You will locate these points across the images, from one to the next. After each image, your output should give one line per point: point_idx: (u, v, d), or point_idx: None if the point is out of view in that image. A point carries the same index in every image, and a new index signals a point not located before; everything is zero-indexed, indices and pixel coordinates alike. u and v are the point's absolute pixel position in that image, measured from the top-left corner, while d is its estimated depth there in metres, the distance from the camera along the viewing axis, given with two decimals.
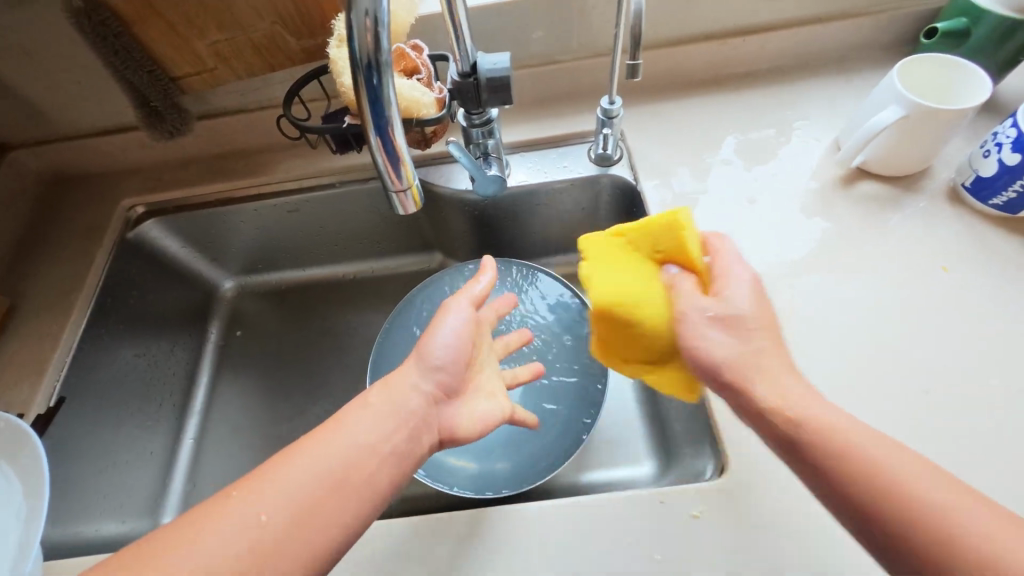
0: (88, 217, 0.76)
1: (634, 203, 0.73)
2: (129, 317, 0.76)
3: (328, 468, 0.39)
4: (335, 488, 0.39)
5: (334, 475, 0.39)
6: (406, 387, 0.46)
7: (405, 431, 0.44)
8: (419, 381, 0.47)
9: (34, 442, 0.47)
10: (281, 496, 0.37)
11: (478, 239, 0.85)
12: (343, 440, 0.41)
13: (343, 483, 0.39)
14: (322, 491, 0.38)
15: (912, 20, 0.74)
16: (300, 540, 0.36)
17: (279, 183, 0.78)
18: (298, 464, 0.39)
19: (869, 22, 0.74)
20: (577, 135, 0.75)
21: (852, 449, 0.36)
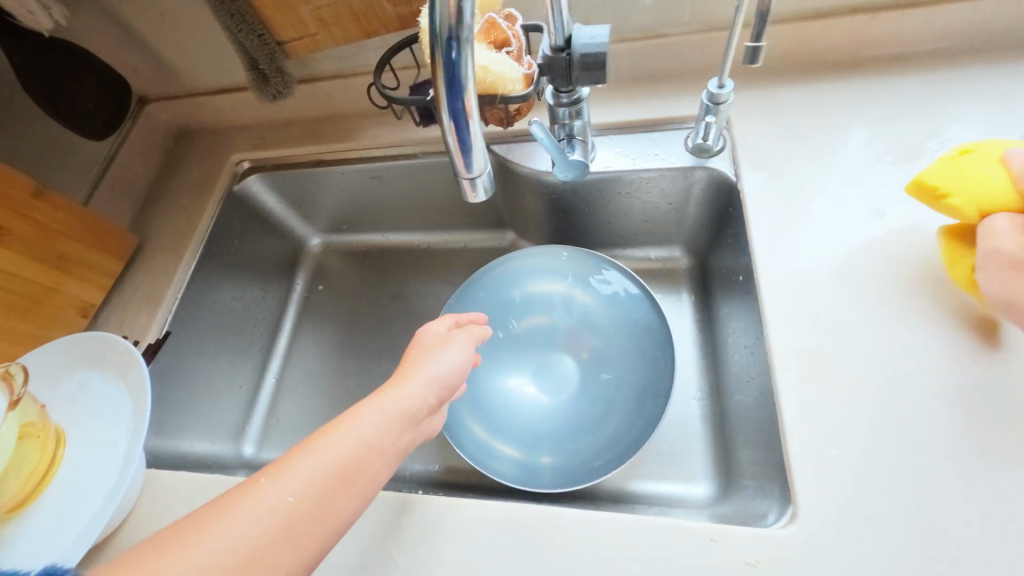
0: (203, 169, 0.84)
1: (731, 202, 0.65)
2: (231, 262, 0.84)
3: (337, 458, 0.40)
4: (349, 482, 0.40)
5: (350, 470, 0.40)
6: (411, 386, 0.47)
7: (411, 431, 0.45)
8: (433, 386, 0.49)
9: (142, 369, 0.53)
10: (306, 477, 0.38)
11: (552, 223, 0.83)
12: (355, 431, 0.42)
13: (356, 477, 0.40)
14: (338, 484, 0.39)
15: None
16: (316, 526, 0.38)
17: (367, 149, 0.80)
18: (308, 459, 0.39)
19: None
20: (676, 120, 0.68)
21: None
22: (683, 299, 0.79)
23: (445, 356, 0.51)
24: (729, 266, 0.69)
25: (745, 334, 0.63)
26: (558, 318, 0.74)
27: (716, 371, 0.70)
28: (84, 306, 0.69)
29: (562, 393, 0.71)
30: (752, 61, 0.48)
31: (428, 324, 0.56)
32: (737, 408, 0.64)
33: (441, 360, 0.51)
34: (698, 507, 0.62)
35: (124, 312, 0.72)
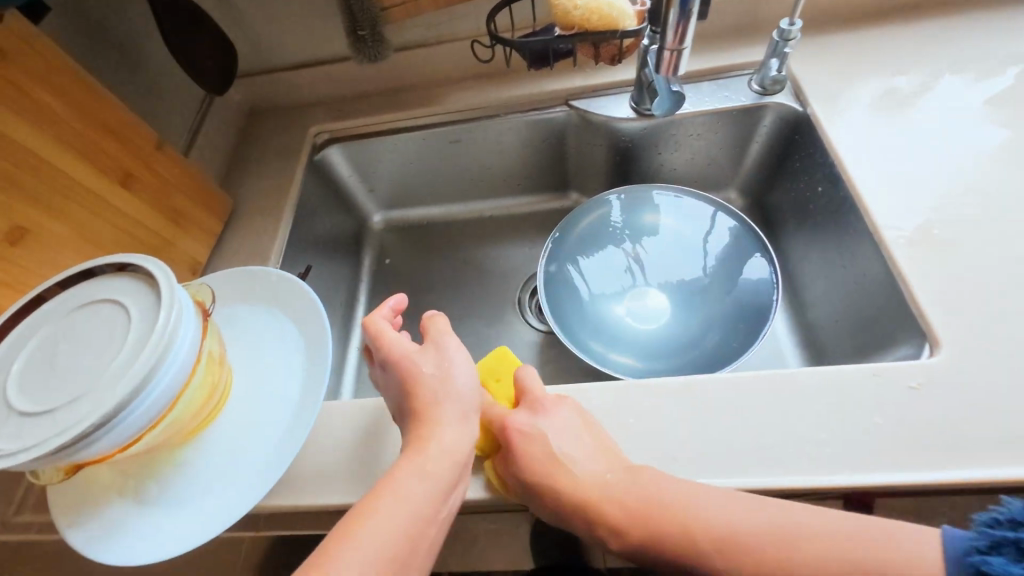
0: (282, 142, 0.86)
1: (797, 132, 0.75)
2: (312, 231, 0.85)
3: (370, 534, 0.41)
4: (412, 549, 0.42)
5: (408, 531, 0.42)
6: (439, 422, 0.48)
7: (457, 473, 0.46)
8: (459, 415, 0.49)
9: (307, 289, 0.55)
10: (365, 548, 0.40)
11: (620, 175, 0.90)
12: (381, 501, 0.43)
13: (418, 538, 0.43)
14: (403, 553, 0.41)
15: None
16: None
17: (448, 113, 0.85)
18: (357, 548, 0.40)
19: None
20: (739, 67, 0.78)
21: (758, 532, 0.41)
22: None
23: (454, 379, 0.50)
24: (794, 193, 0.78)
25: (823, 242, 0.72)
26: (646, 251, 0.80)
27: (792, 288, 0.78)
28: (194, 264, 0.68)
29: (661, 316, 0.77)
30: None
31: (389, 341, 0.53)
32: (821, 309, 0.72)
33: (451, 386, 0.50)
34: None
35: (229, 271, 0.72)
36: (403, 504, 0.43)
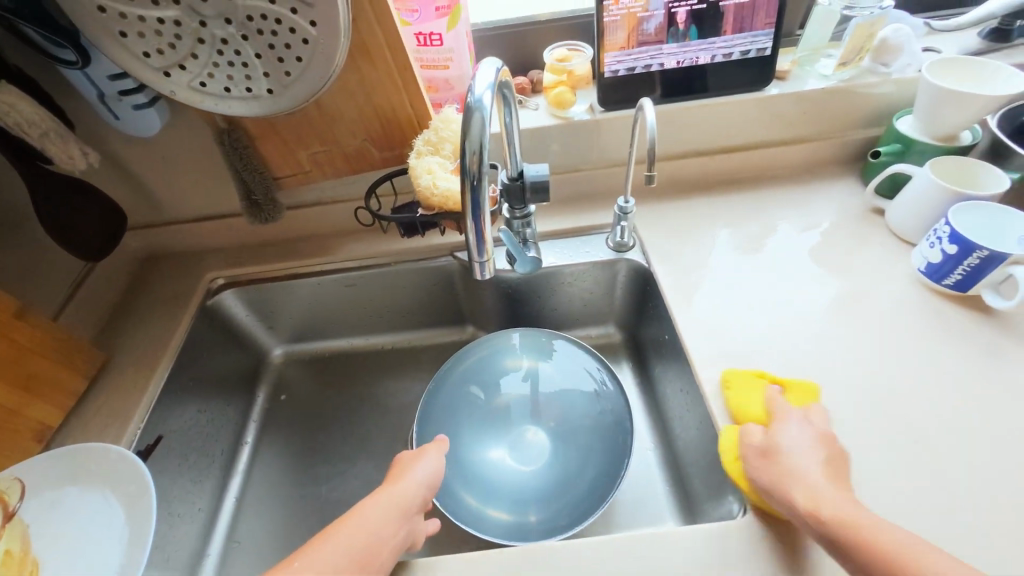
0: (175, 289, 0.88)
1: (648, 283, 0.86)
2: (196, 376, 0.83)
3: (342, 539, 0.50)
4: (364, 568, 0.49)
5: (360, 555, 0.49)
6: (410, 476, 0.59)
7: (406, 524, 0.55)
8: (426, 481, 0.60)
9: (141, 466, 0.54)
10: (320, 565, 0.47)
11: (509, 314, 0.98)
12: (358, 517, 0.52)
13: (370, 564, 0.49)
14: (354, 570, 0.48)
15: (860, 142, 0.91)
16: None
17: (343, 262, 0.92)
18: (327, 549, 0.48)
19: (827, 144, 0.91)
20: (597, 227, 0.90)
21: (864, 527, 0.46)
22: (624, 366, 0.95)
23: (425, 464, 0.61)
24: (654, 333, 0.87)
25: (677, 381, 0.78)
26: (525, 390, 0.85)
27: (662, 423, 0.84)
28: (40, 430, 0.66)
29: (537, 457, 0.79)
30: (650, 179, 0.60)
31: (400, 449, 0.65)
32: (684, 447, 0.76)
33: (426, 461, 0.62)
34: None
35: (86, 432, 0.69)
36: (373, 524, 0.52)
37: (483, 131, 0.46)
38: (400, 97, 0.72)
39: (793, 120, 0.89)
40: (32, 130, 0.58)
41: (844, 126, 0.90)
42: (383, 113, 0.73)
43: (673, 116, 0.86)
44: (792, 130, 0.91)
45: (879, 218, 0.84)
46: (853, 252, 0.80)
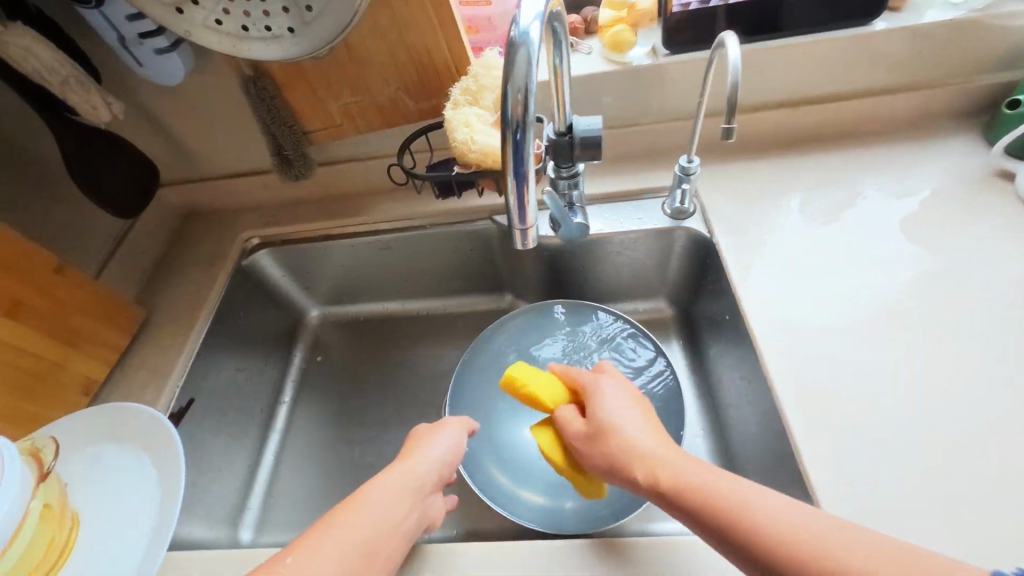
0: (212, 247, 0.87)
1: (708, 254, 0.76)
2: (233, 335, 0.83)
3: (349, 522, 0.46)
4: (375, 557, 0.45)
5: (376, 533, 0.46)
6: (421, 462, 0.54)
7: (423, 502, 0.51)
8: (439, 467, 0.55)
9: (171, 429, 0.53)
10: (337, 542, 0.44)
11: (552, 284, 0.91)
12: (365, 500, 0.48)
13: (379, 551, 0.46)
14: (365, 559, 0.44)
15: (989, 90, 0.75)
16: None
17: (377, 223, 0.88)
18: (330, 536, 0.44)
19: (944, 92, 0.75)
20: (653, 191, 0.80)
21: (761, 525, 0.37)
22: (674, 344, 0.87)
23: (440, 443, 0.56)
24: (712, 310, 0.78)
25: (738, 366, 0.70)
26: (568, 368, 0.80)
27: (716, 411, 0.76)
28: (86, 383, 0.67)
29: None
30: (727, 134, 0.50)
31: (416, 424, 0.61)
32: (741, 439, 0.69)
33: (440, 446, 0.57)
34: None
35: (128, 387, 0.71)
36: (382, 509, 0.48)
37: (529, 70, 0.38)
38: (435, 35, 0.64)
39: (904, 63, 0.74)
40: (52, 77, 0.55)
41: (971, 69, 0.74)
42: (418, 58, 0.66)
43: (753, 59, 0.73)
44: (900, 76, 0.75)
45: (1006, 184, 0.69)
46: (969, 225, 0.67)
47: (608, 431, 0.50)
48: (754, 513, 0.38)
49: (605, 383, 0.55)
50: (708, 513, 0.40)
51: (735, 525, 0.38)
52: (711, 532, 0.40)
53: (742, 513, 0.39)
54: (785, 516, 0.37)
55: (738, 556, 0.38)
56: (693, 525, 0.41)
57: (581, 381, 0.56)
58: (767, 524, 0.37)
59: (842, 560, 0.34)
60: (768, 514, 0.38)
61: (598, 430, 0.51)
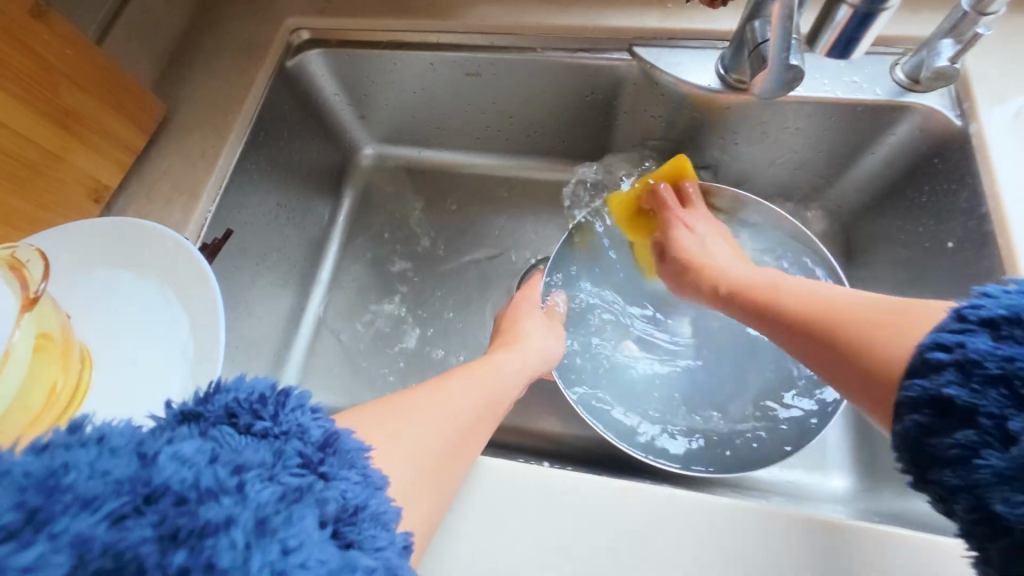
0: (247, 33, 0.65)
1: (942, 152, 0.53)
2: (275, 160, 0.66)
3: (446, 398, 0.42)
4: (473, 435, 0.41)
5: (466, 432, 0.41)
6: (508, 350, 0.53)
7: (503, 411, 0.47)
8: (526, 357, 0.54)
9: (206, 267, 0.39)
10: (424, 431, 0.38)
11: (678, 164, 0.69)
12: (454, 381, 0.45)
13: (472, 431, 0.41)
14: (463, 436, 0.40)
15: None
16: (436, 482, 0.37)
17: (470, 34, 0.64)
18: (429, 408, 0.40)
19: None
20: (882, 45, 0.55)
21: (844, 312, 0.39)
22: None
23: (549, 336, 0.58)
24: (909, 233, 0.57)
25: (933, 313, 0.53)
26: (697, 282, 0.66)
27: None
28: (96, 188, 0.53)
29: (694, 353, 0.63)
30: None
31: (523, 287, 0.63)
32: None
33: (539, 334, 0.58)
34: (833, 503, 0.56)
35: (149, 201, 0.56)
36: (473, 390, 0.44)
37: None
38: None
39: None
40: None
41: None
42: None
43: None
44: None
45: None
46: None
47: (699, 267, 0.55)
48: (810, 303, 0.41)
49: (712, 242, 0.58)
50: (778, 312, 0.44)
51: (793, 319, 0.42)
52: (789, 337, 0.42)
53: (803, 308, 0.42)
54: (833, 302, 0.40)
55: (829, 365, 0.39)
56: (771, 336, 0.45)
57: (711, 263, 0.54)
58: (821, 297, 0.41)
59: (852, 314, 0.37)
60: (832, 301, 0.40)
61: (697, 267, 0.55)
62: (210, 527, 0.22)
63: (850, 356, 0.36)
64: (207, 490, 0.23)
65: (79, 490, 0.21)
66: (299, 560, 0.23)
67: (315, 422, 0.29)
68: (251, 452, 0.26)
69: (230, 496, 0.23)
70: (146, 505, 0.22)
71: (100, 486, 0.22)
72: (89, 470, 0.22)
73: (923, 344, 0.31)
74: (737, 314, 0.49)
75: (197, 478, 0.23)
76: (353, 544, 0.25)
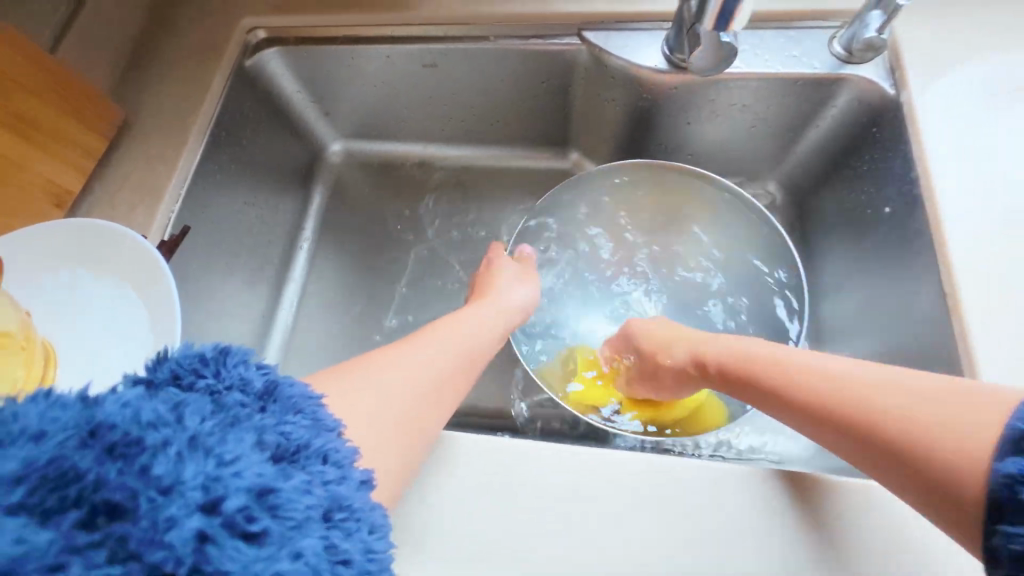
0: (204, 35, 0.66)
1: (882, 124, 0.55)
2: (239, 160, 0.67)
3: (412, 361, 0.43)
4: (438, 401, 0.42)
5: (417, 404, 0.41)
6: (474, 312, 0.54)
7: (471, 370, 0.47)
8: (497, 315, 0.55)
9: (163, 262, 0.41)
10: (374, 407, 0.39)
11: (636, 145, 0.70)
12: (422, 344, 0.45)
13: (437, 398, 0.42)
14: (428, 399, 0.41)
15: None
16: (401, 441, 0.38)
17: (424, 26, 0.65)
18: (393, 370, 0.41)
19: None
20: (822, 18, 0.56)
21: (859, 406, 0.36)
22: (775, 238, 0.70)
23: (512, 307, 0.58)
24: (855, 202, 0.59)
25: (876, 277, 0.55)
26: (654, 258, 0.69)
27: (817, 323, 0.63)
28: (58, 194, 0.54)
29: None
30: None
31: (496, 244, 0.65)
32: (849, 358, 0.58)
33: (512, 296, 0.59)
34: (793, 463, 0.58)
35: (114, 204, 0.57)
36: (438, 352, 0.46)
37: None
38: None
39: None
40: None
41: None
42: None
43: None
44: None
45: None
46: None
47: (653, 353, 0.54)
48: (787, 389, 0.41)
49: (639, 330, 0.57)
50: (775, 386, 0.42)
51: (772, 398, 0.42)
52: (803, 418, 0.40)
53: (788, 364, 0.42)
54: (839, 387, 0.38)
55: (870, 462, 0.35)
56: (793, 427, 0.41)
57: (645, 348, 0.55)
58: (823, 391, 0.38)
59: (923, 414, 0.33)
60: (818, 374, 0.40)
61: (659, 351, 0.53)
62: (147, 446, 0.23)
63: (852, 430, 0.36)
64: (148, 423, 0.24)
65: (26, 426, 0.23)
66: (235, 471, 0.24)
67: (258, 374, 0.31)
68: (192, 400, 0.27)
69: (169, 426, 0.25)
70: (89, 438, 0.23)
71: (46, 424, 0.23)
72: (34, 416, 0.23)
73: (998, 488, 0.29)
74: (737, 394, 0.46)
75: (138, 413, 0.24)
76: (294, 466, 0.27)
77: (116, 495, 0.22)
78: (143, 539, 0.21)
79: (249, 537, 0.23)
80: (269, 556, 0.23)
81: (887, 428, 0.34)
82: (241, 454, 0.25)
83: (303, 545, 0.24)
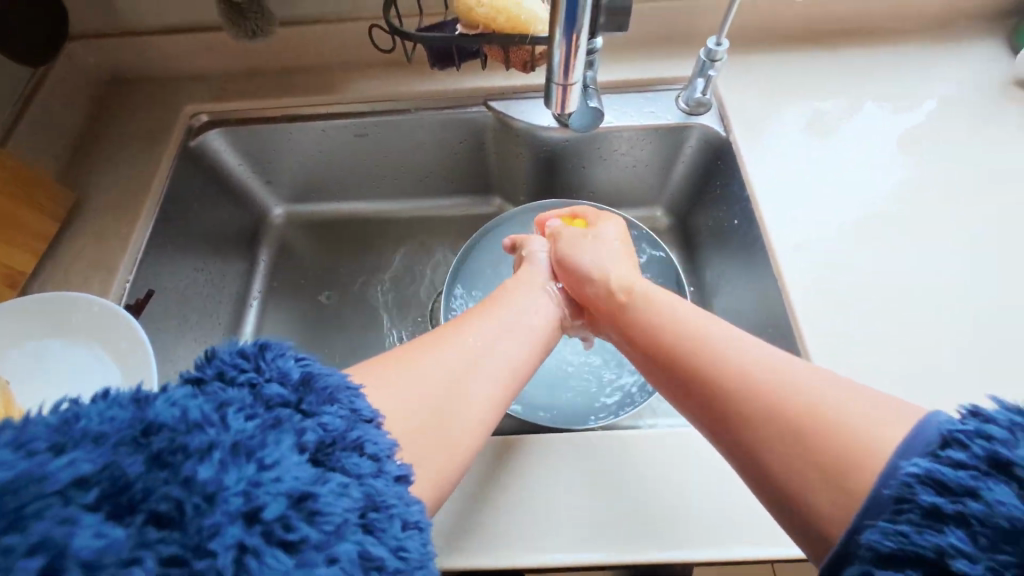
0: (149, 123, 0.73)
1: (722, 157, 0.71)
2: (187, 230, 0.72)
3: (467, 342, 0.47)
4: (490, 390, 0.45)
5: (445, 411, 0.41)
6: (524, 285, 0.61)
7: (529, 352, 0.51)
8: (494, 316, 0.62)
9: (131, 321, 0.46)
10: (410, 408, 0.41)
11: (545, 187, 0.84)
12: (483, 323, 0.50)
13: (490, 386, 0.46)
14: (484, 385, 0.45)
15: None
16: (458, 424, 0.42)
17: (352, 104, 0.76)
18: (450, 354, 0.45)
19: None
20: (666, 82, 0.74)
21: (783, 405, 0.37)
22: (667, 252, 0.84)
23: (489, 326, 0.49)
24: (716, 218, 0.75)
25: (738, 274, 0.70)
26: None
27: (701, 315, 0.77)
28: (11, 274, 0.57)
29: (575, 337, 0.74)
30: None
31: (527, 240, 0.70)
32: None
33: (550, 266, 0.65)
34: None
35: (68, 280, 0.61)
36: (481, 348, 0.47)
37: None
38: None
39: None
40: None
41: None
42: None
43: None
44: None
45: (1018, 94, 0.71)
46: (970, 133, 0.68)
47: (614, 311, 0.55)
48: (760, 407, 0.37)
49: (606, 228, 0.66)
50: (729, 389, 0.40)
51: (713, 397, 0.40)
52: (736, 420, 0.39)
53: (766, 397, 0.38)
54: (824, 447, 0.34)
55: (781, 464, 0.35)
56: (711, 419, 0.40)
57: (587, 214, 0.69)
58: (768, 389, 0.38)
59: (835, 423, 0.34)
60: (801, 414, 0.36)
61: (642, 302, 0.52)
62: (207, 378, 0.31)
63: (810, 496, 0.34)
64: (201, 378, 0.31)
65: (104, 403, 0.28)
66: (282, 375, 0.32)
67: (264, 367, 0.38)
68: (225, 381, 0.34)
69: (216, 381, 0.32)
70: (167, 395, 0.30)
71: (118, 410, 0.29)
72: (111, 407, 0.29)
73: (914, 479, 0.29)
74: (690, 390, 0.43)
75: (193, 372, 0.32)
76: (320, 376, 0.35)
77: (159, 419, 0.25)
78: (204, 442, 0.25)
79: (306, 407, 0.30)
80: (333, 414, 0.31)
81: (829, 465, 0.33)
82: (275, 353, 0.33)
83: (358, 405, 0.32)
